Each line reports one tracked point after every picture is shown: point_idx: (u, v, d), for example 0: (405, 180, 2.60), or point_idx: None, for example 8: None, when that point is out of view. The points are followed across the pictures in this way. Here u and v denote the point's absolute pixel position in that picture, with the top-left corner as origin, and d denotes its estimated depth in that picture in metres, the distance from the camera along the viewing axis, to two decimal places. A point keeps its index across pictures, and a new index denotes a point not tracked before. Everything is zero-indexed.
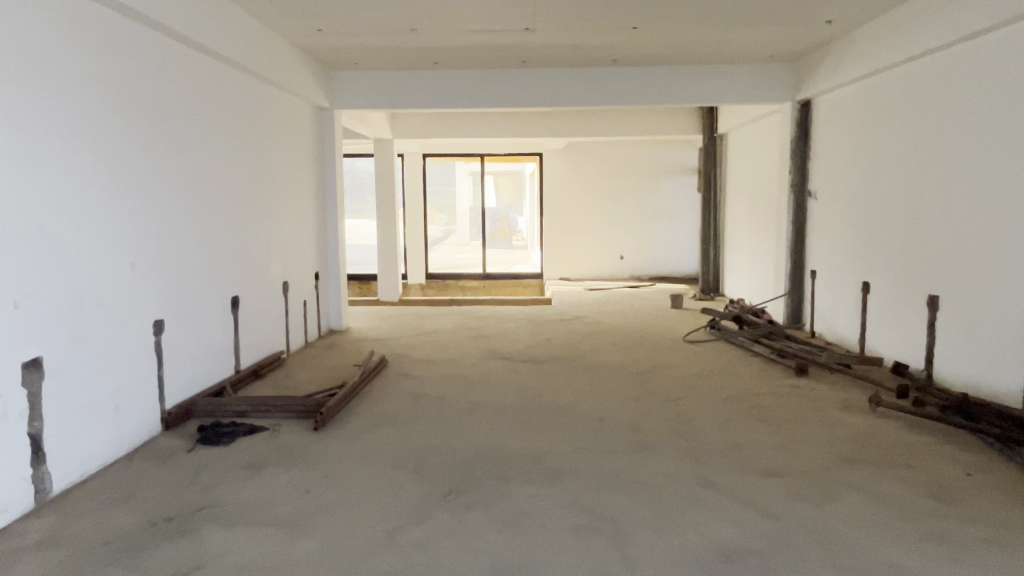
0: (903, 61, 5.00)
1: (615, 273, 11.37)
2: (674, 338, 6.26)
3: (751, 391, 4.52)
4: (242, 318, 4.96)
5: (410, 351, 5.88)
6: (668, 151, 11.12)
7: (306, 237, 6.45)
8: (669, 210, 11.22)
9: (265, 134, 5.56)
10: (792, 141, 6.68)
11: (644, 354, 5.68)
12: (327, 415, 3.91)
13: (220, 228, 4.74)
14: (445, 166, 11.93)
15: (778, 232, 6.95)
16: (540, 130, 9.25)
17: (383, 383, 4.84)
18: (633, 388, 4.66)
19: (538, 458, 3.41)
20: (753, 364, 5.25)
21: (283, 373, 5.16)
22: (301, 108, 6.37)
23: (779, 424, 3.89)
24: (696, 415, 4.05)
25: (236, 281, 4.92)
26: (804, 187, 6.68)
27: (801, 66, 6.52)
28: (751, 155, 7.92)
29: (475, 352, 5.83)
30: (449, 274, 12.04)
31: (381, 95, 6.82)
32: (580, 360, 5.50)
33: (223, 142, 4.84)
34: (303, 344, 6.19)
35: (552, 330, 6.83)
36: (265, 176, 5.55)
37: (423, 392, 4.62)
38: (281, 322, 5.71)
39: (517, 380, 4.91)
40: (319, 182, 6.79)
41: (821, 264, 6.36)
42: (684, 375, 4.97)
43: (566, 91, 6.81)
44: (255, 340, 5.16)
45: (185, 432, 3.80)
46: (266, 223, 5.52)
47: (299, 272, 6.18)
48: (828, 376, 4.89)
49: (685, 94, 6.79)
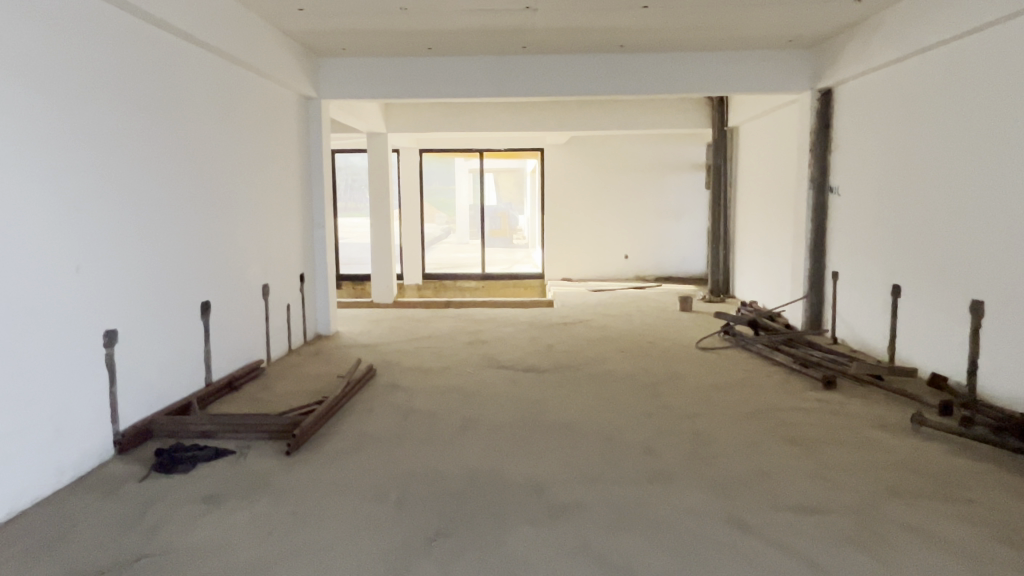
0: (939, 43, 4.53)
1: (620, 273, 10.92)
2: (685, 345, 5.82)
3: (776, 406, 4.08)
4: (214, 324, 4.52)
5: (401, 359, 5.44)
6: (675, 146, 10.67)
7: (292, 235, 6.01)
8: (676, 209, 10.77)
9: (242, 123, 5.11)
10: (812, 132, 6.22)
11: (654, 362, 5.24)
12: (302, 437, 3.46)
13: (189, 226, 4.29)
14: (445, 162, 11.49)
15: (797, 231, 6.50)
16: (543, 123, 8.79)
17: (370, 395, 4.40)
18: (644, 402, 4.21)
19: (539, 488, 2.97)
20: (773, 374, 4.81)
21: (261, 385, 4.72)
22: (286, 97, 5.92)
23: (811, 446, 3.46)
24: (715, 435, 3.61)
25: (208, 285, 4.48)
26: (825, 182, 6.20)
27: (822, 52, 6.06)
28: (765, 148, 7.47)
29: (472, 360, 5.39)
30: (447, 274, 11.58)
31: (372, 84, 6.38)
32: (585, 369, 5.05)
33: (193, 131, 4.38)
34: (286, 350, 5.75)
35: (554, 335, 6.39)
36: (243, 170, 5.10)
37: (413, 406, 4.18)
38: (261, 328, 5.28)
39: (517, 392, 4.47)
40: (305, 176, 6.36)
41: (844, 264, 5.91)
42: (699, 387, 4.53)
43: (568, 79, 6.38)
44: (230, 349, 4.72)
45: (141, 457, 3.36)
46: (243, 220, 5.07)
47: (281, 273, 5.73)
48: (858, 389, 4.44)
49: (696, 82, 6.34)
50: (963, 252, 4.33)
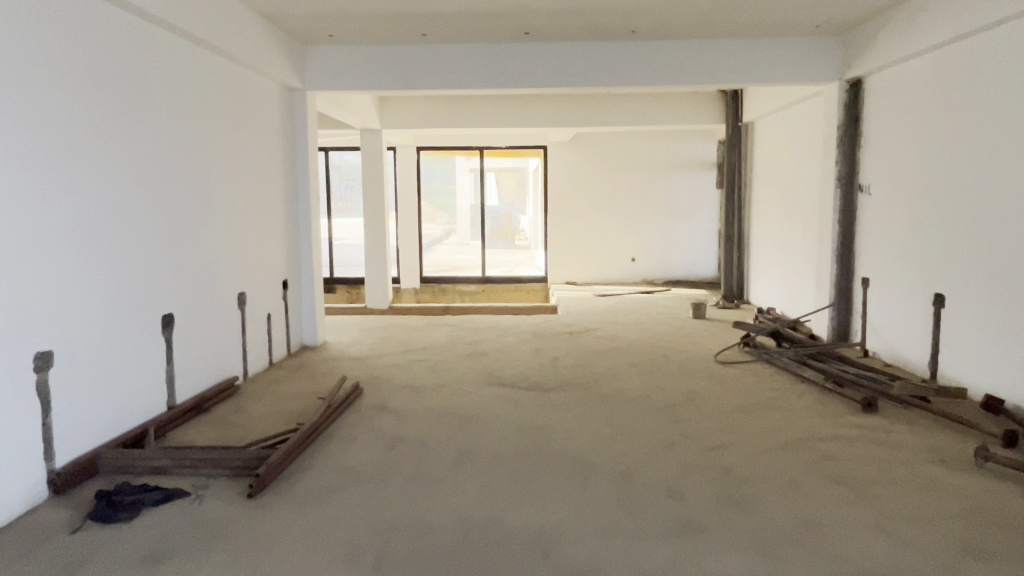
0: (993, 25, 4.02)
1: (626, 277, 10.43)
2: (702, 358, 5.33)
3: (814, 435, 3.59)
4: (178, 340, 4.02)
5: (390, 375, 4.95)
6: (684, 143, 10.17)
7: (273, 238, 5.52)
8: (685, 209, 10.27)
9: (216, 117, 4.62)
10: (839, 126, 5.72)
11: (670, 379, 4.75)
12: (268, 476, 2.98)
13: (149, 232, 3.80)
14: (444, 161, 10.98)
15: (821, 233, 6.00)
16: (546, 118, 8.30)
17: (354, 421, 3.91)
18: (662, 430, 3.71)
19: (545, 545, 2.49)
20: (805, 396, 4.30)
21: (233, 407, 4.23)
22: (267, 87, 5.43)
23: (861, 488, 2.97)
24: (748, 475, 3.10)
25: (172, 295, 4.00)
26: (854, 180, 5.70)
27: (853, 38, 5.54)
28: (786, 144, 6.98)
29: (468, 376, 4.89)
30: (446, 277, 11.07)
31: (362, 75, 5.90)
32: (594, 388, 4.57)
33: (156, 124, 3.89)
34: (267, 364, 5.27)
35: (558, 347, 5.89)
36: (216, 168, 4.61)
37: (400, 434, 3.70)
38: (237, 341, 4.79)
39: (518, 416, 3.98)
40: (290, 174, 5.88)
41: (876, 270, 5.41)
42: (723, 410, 4.04)
43: (575, 68, 5.88)
44: (198, 367, 4.23)
45: (79, 501, 2.88)
46: (216, 223, 4.58)
47: (261, 281, 5.24)
48: (902, 413, 3.95)
49: (713, 73, 5.83)
50: (1021, 261, 3.82)
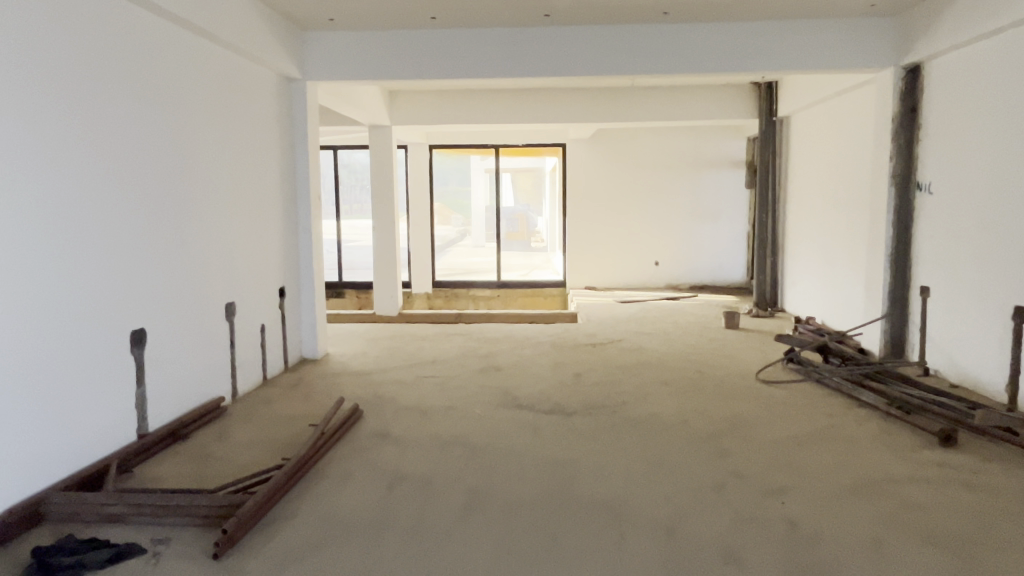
0: None
1: (650, 282, 9.87)
2: (742, 376, 4.77)
3: (889, 477, 3.03)
4: (152, 359, 3.53)
5: (395, 394, 4.45)
6: (712, 140, 9.60)
7: (269, 241, 5.04)
8: (712, 209, 9.70)
9: (204, 106, 4.14)
10: (894, 117, 5.13)
11: (709, 401, 4.20)
12: (238, 530, 2.48)
13: (123, 235, 3.34)
14: (458, 160, 10.45)
15: (872, 237, 5.42)
16: (566, 113, 7.76)
17: (350, 452, 3.40)
18: (708, 467, 3.17)
19: None
20: (867, 424, 3.75)
21: (215, 433, 3.74)
22: (262, 76, 4.95)
23: (962, 550, 2.42)
24: (818, 530, 2.56)
25: (145, 308, 3.50)
26: (911, 177, 5.11)
27: (910, 19, 4.96)
28: (828, 139, 6.40)
29: (481, 396, 4.38)
30: (459, 282, 10.58)
31: (367, 63, 5.41)
32: (623, 411, 4.04)
33: (132, 111, 3.43)
34: (260, 380, 4.79)
35: (581, 361, 5.36)
36: (205, 164, 4.13)
37: (402, 470, 3.19)
38: (225, 357, 4.30)
39: (538, 447, 3.46)
40: (288, 172, 5.38)
41: (939, 278, 4.82)
42: (774, 441, 3.50)
43: (599, 56, 5.36)
44: (178, 388, 3.75)
45: (13, 560, 2.40)
46: (204, 227, 4.11)
47: (254, 289, 4.75)
48: (988, 447, 3.38)
49: (753, 60, 5.28)
50: None
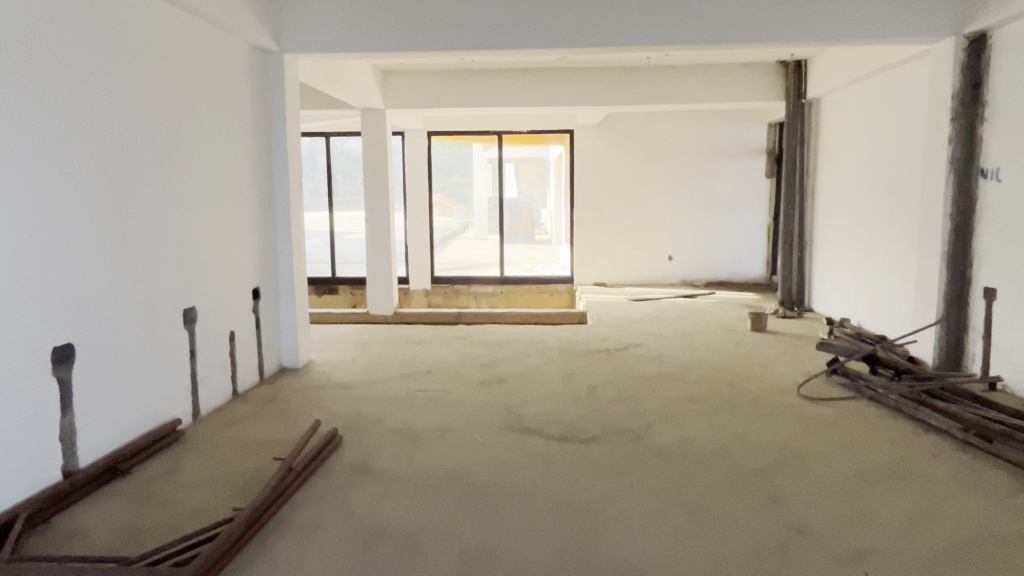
0: None
1: (662, 277, 9.26)
2: (781, 392, 4.17)
3: (992, 534, 2.43)
4: (85, 381, 2.93)
5: (382, 413, 3.84)
6: (730, 126, 8.94)
7: (240, 236, 4.41)
8: (730, 200, 9.06)
9: (157, 78, 3.50)
10: (953, 94, 4.49)
11: (747, 424, 3.59)
12: None
13: (43, 236, 2.73)
14: (458, 148, 9.82)
15: (924, 231, 4.80)
16: (575, 96, 7.11)
17: (322, 494, 2.81)
18: (762, 520, 2.56)
19: None
20: (942, 456, 3.14)
21: (165, 466, 3.15)
22: (231, 48, 4.31)
23: None
24: None
25: (73, 319, 2.88)
26: (973, 163, 4.48)
27: None
28: (868, 122, 5.79)
29: (481, 416, 3.78)
30: (460, 277, 9.96)
31: (352, 34, 4.77)
32: (647, 437, 3.43)
33: (52, 83, 2.78)
34: (229, 395, 4.20)
35: (593, 370, 4.75)
36: (157, 148, 3.50)
37: (384, 519, 2.59)
38: (183, 373, 3.70)
39: (549, 487, 2.86)
40: (262, 157, 4.75)
41: (1007, 278, 4.19)
42: (836, 480, 2.89)
43: (613, 28, 4.70)
44: (121, 412, 3.16)
45: None
46: (156, 221, 3.48)
47: (221, 291, 4.15)
48: None
49: (794, 26, 4.57)
50: None
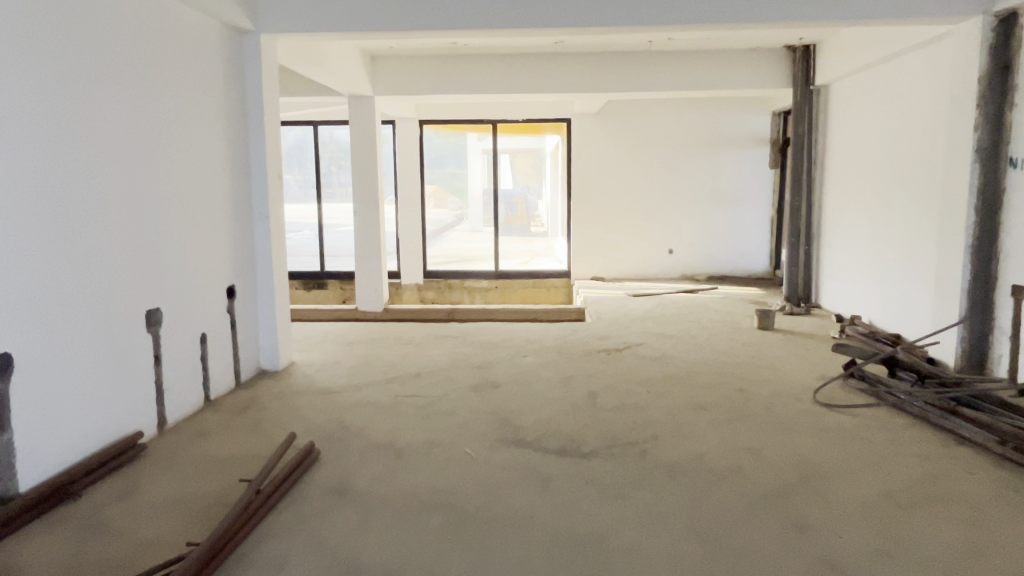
0: None
1: (663, 271, 8.98)
2: (796, 398, 3.87)
3: None
4: (26, 394, 2.64)
5: (365, 423, 3.53)
6: (733, 115, 8.62)
7: (213, 230, 4.09)
8: (732, 191, 8.75)
9: (117, 57, 3.17)
10: (980, 77, 4.18)
11: (762, 436, 3.29)
12: None
13: None
14: (452, 139, 9.41)
15: (946, 225, 4.50)
16: (571, 83, 6.79)
17: (291, 521, 2.51)
18: (788, 552, 2.27)
19: None
20: (978, 473, 2.86)
21: (119, 487, 2.84)
22: (202, 26, 3.98)
23: None
24: None
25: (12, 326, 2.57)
26: (1000, 152, 4.18)
27: None
28: (883, 109, 5.48)
29: (472, 426, 3.47)
30: (454, 271, 9.63)
31: (333, 13, 4.43)
32: (653, 451, 3.13)
33: None
34: (200, 403, 3.89)
35: (594, 374, 4.44)
36: (119, 134, 3.18)
37: (360, 552, 2.29)
38: (146, 381, 3.39)
39: (547, 512, 2.56)
40: (238, 145, 4.42)
41: None
42: (865, 503, 2.60)
43: (612, 8, 4.37)
44: (71, 428, 2.85)
45: None
46: (117, 216, 3.16)
47: (191, 290, 3.83)
48: None
49: (807, 5, 4.25)
50: None
